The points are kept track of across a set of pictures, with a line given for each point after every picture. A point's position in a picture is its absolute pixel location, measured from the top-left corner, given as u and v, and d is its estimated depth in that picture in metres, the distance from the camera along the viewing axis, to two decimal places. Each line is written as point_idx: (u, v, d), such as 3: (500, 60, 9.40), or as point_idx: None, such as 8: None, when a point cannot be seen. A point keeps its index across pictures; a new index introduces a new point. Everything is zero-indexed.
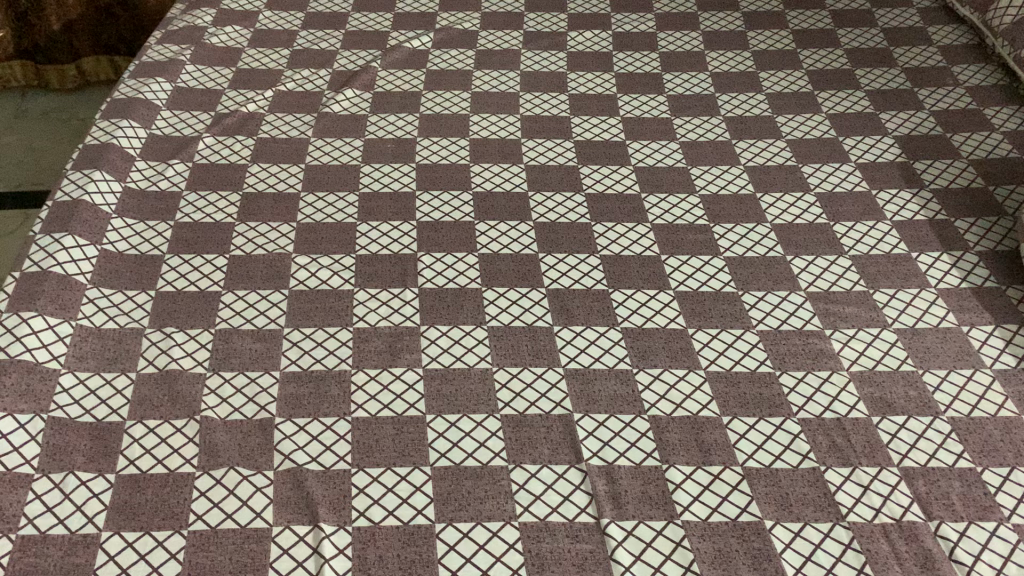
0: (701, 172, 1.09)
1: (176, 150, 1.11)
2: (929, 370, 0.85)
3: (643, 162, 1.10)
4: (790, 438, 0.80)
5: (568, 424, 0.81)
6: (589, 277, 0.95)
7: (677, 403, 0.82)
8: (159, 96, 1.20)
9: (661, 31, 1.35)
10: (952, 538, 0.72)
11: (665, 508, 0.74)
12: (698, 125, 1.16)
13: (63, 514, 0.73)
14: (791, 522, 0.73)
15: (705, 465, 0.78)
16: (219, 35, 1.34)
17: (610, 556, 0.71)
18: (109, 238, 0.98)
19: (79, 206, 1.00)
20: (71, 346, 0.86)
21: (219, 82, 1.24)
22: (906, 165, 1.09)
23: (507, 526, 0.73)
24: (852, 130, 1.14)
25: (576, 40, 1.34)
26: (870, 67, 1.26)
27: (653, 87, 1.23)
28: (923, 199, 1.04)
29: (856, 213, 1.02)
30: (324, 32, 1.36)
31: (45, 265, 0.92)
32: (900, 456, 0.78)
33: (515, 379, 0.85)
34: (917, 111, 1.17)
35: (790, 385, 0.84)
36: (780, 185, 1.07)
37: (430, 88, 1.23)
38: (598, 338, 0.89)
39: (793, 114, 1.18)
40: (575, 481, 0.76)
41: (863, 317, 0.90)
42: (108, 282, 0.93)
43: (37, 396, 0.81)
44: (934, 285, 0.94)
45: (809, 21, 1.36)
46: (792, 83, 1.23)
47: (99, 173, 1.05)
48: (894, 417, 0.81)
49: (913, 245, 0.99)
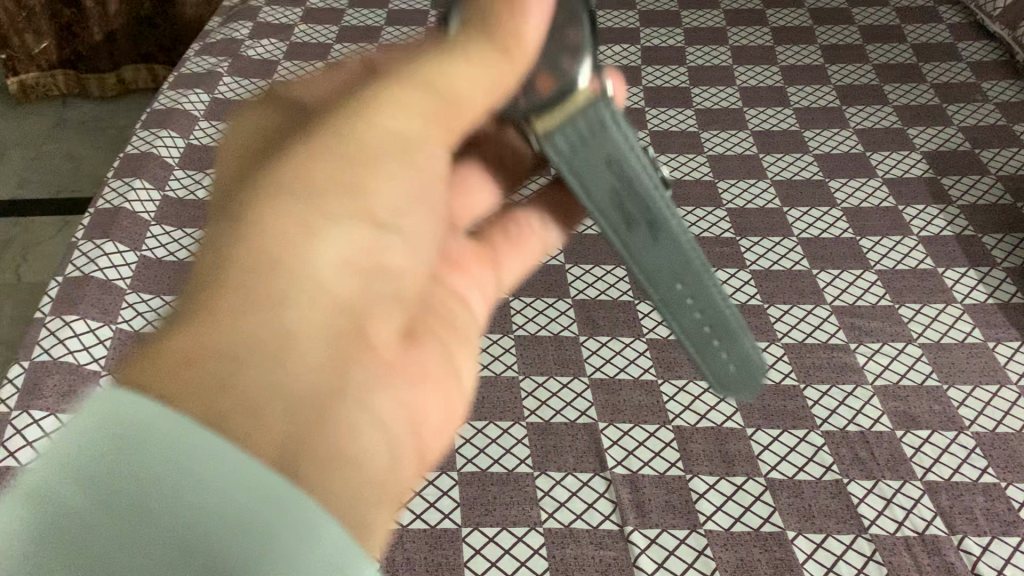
0: (729, 185, 1.10)
1: (214, 159, 1.15)
2: (954, 386, 0.86)
3: (670, 175, 1.12)
4: (813, 450, 0.80)
5: (592, 433, 0.82)
6: (615, 288, 0.96)
7: (701, 414, 0.84)
8: (198, 107, 1.23)
9: (690, 46, 1.37)
10: (975, 552, 0.72)
11: (688, 518, 0.75)
12: (726, 139, 1.17)
13: None
14: (814, 533, 0.74)
15: (729, 476, 0.78)
16: (256, 48, 1.37)
17: (634, 562, 0.72)
18: (149, 244, 1.02)
19: (120, 213, 1.03)
20: (111, 349, 0.89)
21: (256, 94, 1.28)
22: (933, 181, 1.09)
23: (532, 531, 0.75)
24: (880, 146, 1.15)
25: (605, 53, 1.35)
26: (899, 83, 1.26)
27: (681, 101, 1.25)
28: (950, 214, 1.04)
29: (883, 227, 1.03)
30: (357, 45, 1.39)
31: (87, 271, 0.96)
32: (923, 470, 0.79)
33: (541, 388, 0.86)
34: (946, 127, 1.18)
35: (814, 398, 0.85)
36: (807, 199, 1.07)
37: None
38: (624, 349, 0.90)
39: (820, 129, 1.18)
40: (599, 489, 0.78)
41: (888, 332, 0.91)
42: (147, 288, 0.96)
43: (79, 396, 0.84)
44: (960, 301, 0.94)
45: (838, 37, 1.37)
46: (820, 98, 1.24)
47: (139, 182, 1.08)
48: (918, 430, 0.82)
49: (940, 261, 0.99)
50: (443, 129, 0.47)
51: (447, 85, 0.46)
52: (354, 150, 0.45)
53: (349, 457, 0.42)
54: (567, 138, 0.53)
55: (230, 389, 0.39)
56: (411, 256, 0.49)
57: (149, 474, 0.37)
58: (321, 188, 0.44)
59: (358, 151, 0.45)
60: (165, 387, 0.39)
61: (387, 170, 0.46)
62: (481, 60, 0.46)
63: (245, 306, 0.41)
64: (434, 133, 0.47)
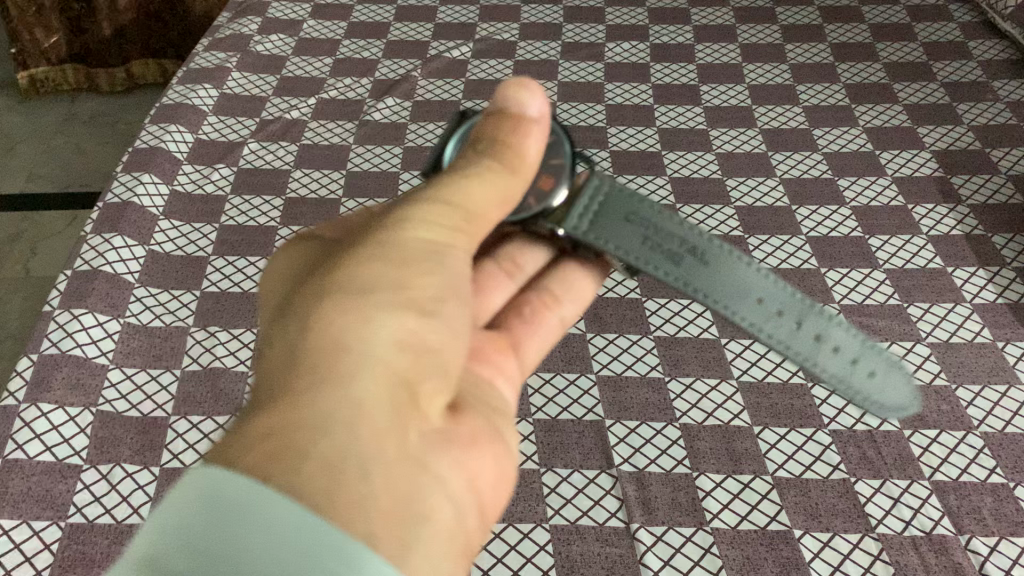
0: (738, 183, 1.09)
1: (222, 154, 1.15)
2: (963, 386, 0.85)
3: (678, 172, 1.11)
4: (821, 448, 0.80)
5: (599, 430, 0.82)
6: (623, 285, 0.96)
7: (709, 412, 0.83)
8: (206, 102, 1.23)
9: (699, 43, 1.36)
10: (983, 552, 0.72)
11: (695, 515, 0.75)
12: (734, 136, 1.17)
13: (111, 504, 0.76)
14: (820, 532, 0.74)
15: (735, 474, 0.78)
16: (265, 43, 1.37)
17: (640, 560, 0.72)
18: (157, 238, 1.02)
19: (128, 207, 1.03)
20: (119, 342, 0.89)
21: (264, 89, 1.28)
22: (943, 179, 1.09)
23: (539, 528, 0.75)
24: (890, 144, 1.14)
25: (614, 50, 1.35)
26: (909, 81, 1.26)
27: (690, 99, 1.24)
28: (960, 213, 1.04)
29: (892, 226, 1.03)
30: (366, 42, 1.39)
31: (95, 265, 0.96)
32: (931, 469, 0.78)
33: (548, 385, 0.86)
34: (956, 125, 1.17)
35: (822, 397, 0.84)
36: (816, 197, 1.07)
37: (470, 97, 1.26)
38: (631, 346, 0.90)
39: (830, 127, 1.18)
40: (605, 486, 0.77)
41: (896, 331, 0.91)
42: (155, 282, 0.97)
43: (87, 389, 0.84)
44: (969, 300, 0.94)
45: (849, 35, 1.36)
46: (829, 96, 1.24)
47: (148, 176, 1.08)
48: (926, 430, 0.82)
49: (949, 260, 0.98)
50: (466, 237, 0.55)
51: (461, 199, 0.54)
52: (396, 252, 0.51)
53: (419, 521, 0.44)
54: (582, 215, 0.69)
55: (307, 454, 0.42)
56: (458, 336, 0.52)
57: (236, 540, 0.38)
58: (371, 278, 0.49)
59: (400, 255, 0.50)
60: (252, 462, 0.41)
61: (423, 266, 0.51)
62: (494, 177, 0.56)
63: (313, 384, 0.44)
64: (460, 240, 0.55)
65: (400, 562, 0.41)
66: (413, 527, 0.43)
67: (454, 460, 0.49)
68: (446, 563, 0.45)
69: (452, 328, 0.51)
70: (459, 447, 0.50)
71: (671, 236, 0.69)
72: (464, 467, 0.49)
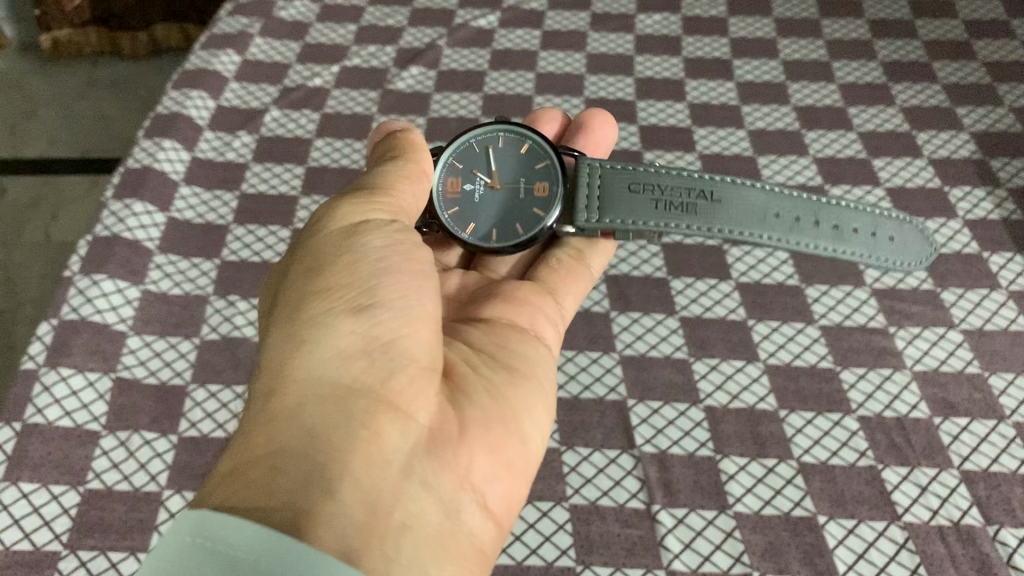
0: (770, 161, 1.07)
1: (244, 121, 1.14)
2: (996, 374, 0.83)
3: (708, 149, 1.09)
4: (848, 434, 0.78)
5: (622, 411, 0.81)
6: (649, 264, 0.95)
7: (734, 395, 0.82)
8: (228, 68, 1.22)
9: (732, 16, 1.33)
10: (1011, 545, 0.70)
11: (717, 499, 0.74)
12: (767, 113, 1.14)
13: (128, 471, 0.75)
14: (845, 519, 0.72)
15: (759, 458, 0.77)
16: (289, 9, 1.36)
17: (660, 543, 0.71)
18: (177, 205, 1.01)
19: (149, 172, 1.02)
20: (139, 309, 0.89)
21: (288, 56, 1.26)
22: (982, 162, 1.06)
23: (558, 507, 0.73)
24: (927, 125, 1.11)
25: (645, 22, 1.33)
26: (949, 60, 1.22)
27: (722, 73, 1.22)
28: (997, 197, 1.01)
29: (927, 209, 1.00)
30: (391, 9, 1.37)
31: (115, 230, 0.95)
32: (960, 459, 0.76)
33: (570, 363, 0.85)
34: (996, 107, 1.14)
35: (851, 382, 0.83)
36: (849, 177, 1.04)
37: (497, 67, 1.24)
38: (656, 326, 0.88)
39: (865, 106, 1.15)
40: (626, 466, 0.76)
41: (929, 316, 0.88)
42: (176, 249, 0.96)
43: (106, 355, 0.84)
44: (1005, 286, 0.91)
45: (887, 10, 1.33)
46: (866, 73, 1.20)
47: (169, 142, 1.07)
48: (956, 418, 0.80)
49: (985, 244, 0.96)
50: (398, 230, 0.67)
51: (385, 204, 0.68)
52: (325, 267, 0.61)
53: (401, 521, 0.53)
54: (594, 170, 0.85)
55: (274, 480, 0.51)
56: (420, 337, 0.61)
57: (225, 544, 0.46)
58: (310, 302, 0.59)
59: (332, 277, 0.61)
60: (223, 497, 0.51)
61: (366, 276, 0.61)
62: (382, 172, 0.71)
63: (274, 416, 0.55)
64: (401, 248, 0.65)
65: (371, 550, 0.50)
66: (390, 539, 0.52)
67: (440, 461, 0.57)
68: (438, 557, 0.54)
69: (411, 332, 0.60)
70: (444, 448, 0.58)
71: (677, 189, 0.83)
72: (452, 469, 0.58)
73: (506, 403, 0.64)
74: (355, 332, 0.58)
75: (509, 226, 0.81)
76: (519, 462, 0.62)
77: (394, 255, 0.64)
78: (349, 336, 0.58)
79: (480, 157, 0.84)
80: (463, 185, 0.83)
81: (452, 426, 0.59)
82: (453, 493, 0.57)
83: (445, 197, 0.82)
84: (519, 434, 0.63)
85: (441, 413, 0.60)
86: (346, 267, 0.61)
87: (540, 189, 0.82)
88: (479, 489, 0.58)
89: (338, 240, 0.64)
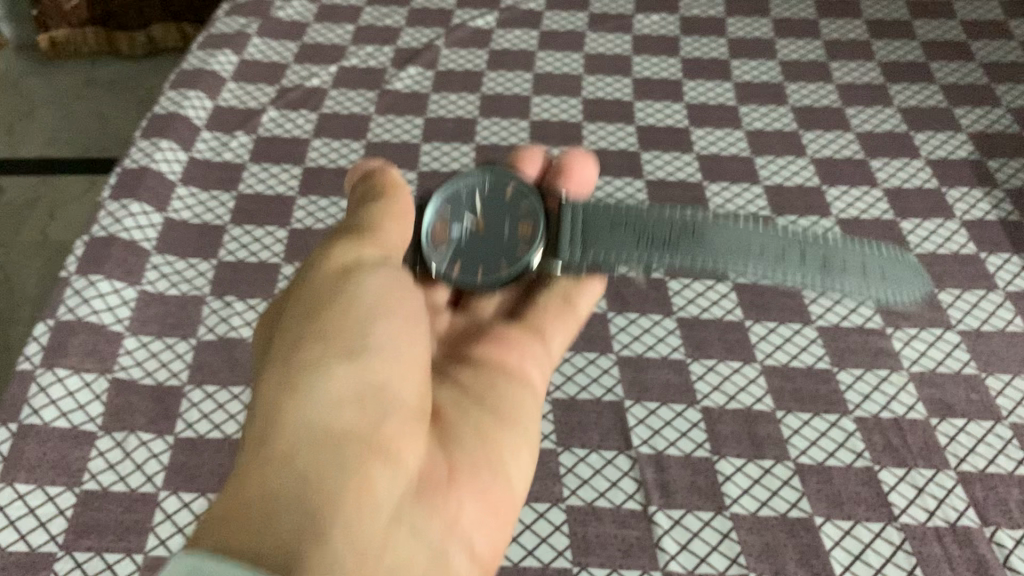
0: (767, 161, 1.07)
1: (241, 122, 1.14)
2: (993, 374, 0.83)
3: (706, 149, 1.09)
4: (845, 435, 0.78)
5: (618, 411, 0.81)
6: None
7: (731, 396, 0.82)
8: (226, 67, 1.22)
9: (730, 16, 1.33)
10: (1008, 546, 0.70)
11: (714, 499, 0.74)
12: (764, 114, 1.14)
13: (124, 472, 0.75)
14: (842, 520, 0.72)
15: (756, 459, 0.77)
16: (287, 9, 1.36)
17: (657, 544, 0.71)
18: (174, 206, 1.01)
19: (146, 173, 1.02)
20: (135, 309, 0.89)
21: (285, 56, 1.26)
22: (979, 163, 1.06)
23: (554, 508, 0.73)
24: (925, 125, 1.11)
25: (643, 23, 1.33)
26: (947, 60, 1.22)
27: (719, 73, 1.22)
28: (995, 198, 1.01)
29: (924, 209, 1.00)
30: (389, 9, 1.37)
31: (112, 231, 0.95)
32: (957, 460, 0.76)
33: (567, 363, 0.85)
34: (994, 107, 1.14)
35: (848, 382, 0.83)
36: (846, 178, 1.04)
37: (495, 68, 1.24)
38: (653, 326, 0.88)
39: (863, 106, 1.15)
40: (623, 467, 0.76)
41: (926, 317, 0.88)
42: (172, 249, 0.96)
43: (103, 356, 0.83)
44: (1002, 287, 0.91)
45: (885, 10, 1.33)
46: (864, 74, 1.20)
47: (166, 142, 1.07)
48: (953, 419, 0.80)
49: (983, 245, 0.96)
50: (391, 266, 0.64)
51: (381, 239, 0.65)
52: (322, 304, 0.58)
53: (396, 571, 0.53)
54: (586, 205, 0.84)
55: (274, 524, 0.47)
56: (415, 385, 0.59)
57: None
58: (305, 340, 0.56)
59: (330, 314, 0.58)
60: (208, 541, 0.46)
61: (367, 314, 0.58)
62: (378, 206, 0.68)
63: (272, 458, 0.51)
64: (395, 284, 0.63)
65: None
66: None
67: (429, 508, 0.59)
68: None
69: (406, 377, 0.59)
70: (434, 494, 0.60)
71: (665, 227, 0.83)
72: (439, 517, 0.59)
73: (490, 443, 0.67)
74: (354, 374, 0.56)
75: (496, 262, 0.79)
76: (506, 506, 0.65)
77: (393, 290, 0.61)
78: (344, 378, 0.55)
79: (467, 198, 0.82)
80: (449, 233, 0.80)
81: (441, 471, 0.62)
82: (441, 539, 0.58)
83: (431, 239, 0.80)
84: (502, 477, 0.66)
85: (431, 459, 0.62)
86: (346, 305, 0.58)
87: (522, 249, 0.78)
88: (465, 537, 0.61)
89: (335, 274, 0.60)
